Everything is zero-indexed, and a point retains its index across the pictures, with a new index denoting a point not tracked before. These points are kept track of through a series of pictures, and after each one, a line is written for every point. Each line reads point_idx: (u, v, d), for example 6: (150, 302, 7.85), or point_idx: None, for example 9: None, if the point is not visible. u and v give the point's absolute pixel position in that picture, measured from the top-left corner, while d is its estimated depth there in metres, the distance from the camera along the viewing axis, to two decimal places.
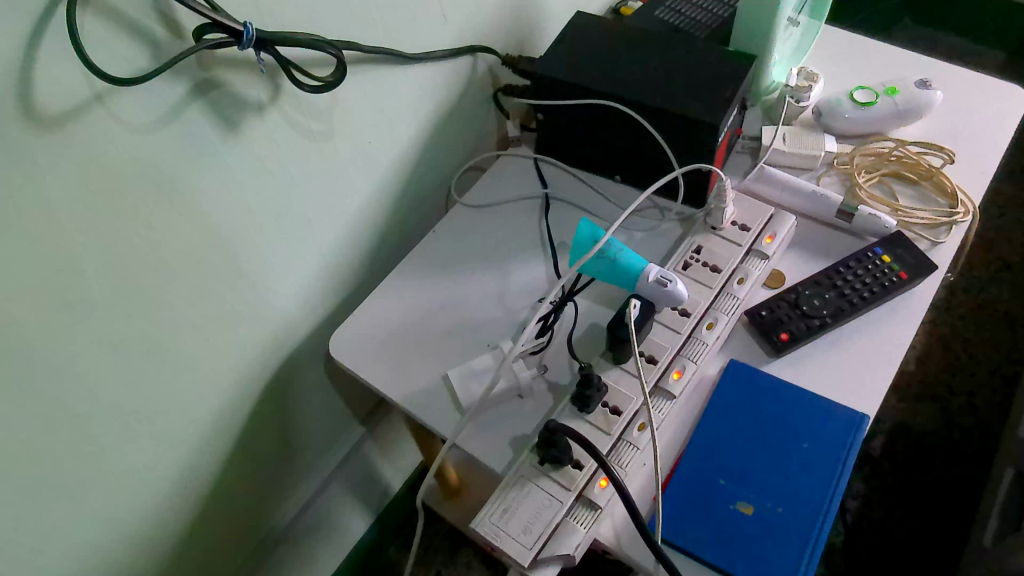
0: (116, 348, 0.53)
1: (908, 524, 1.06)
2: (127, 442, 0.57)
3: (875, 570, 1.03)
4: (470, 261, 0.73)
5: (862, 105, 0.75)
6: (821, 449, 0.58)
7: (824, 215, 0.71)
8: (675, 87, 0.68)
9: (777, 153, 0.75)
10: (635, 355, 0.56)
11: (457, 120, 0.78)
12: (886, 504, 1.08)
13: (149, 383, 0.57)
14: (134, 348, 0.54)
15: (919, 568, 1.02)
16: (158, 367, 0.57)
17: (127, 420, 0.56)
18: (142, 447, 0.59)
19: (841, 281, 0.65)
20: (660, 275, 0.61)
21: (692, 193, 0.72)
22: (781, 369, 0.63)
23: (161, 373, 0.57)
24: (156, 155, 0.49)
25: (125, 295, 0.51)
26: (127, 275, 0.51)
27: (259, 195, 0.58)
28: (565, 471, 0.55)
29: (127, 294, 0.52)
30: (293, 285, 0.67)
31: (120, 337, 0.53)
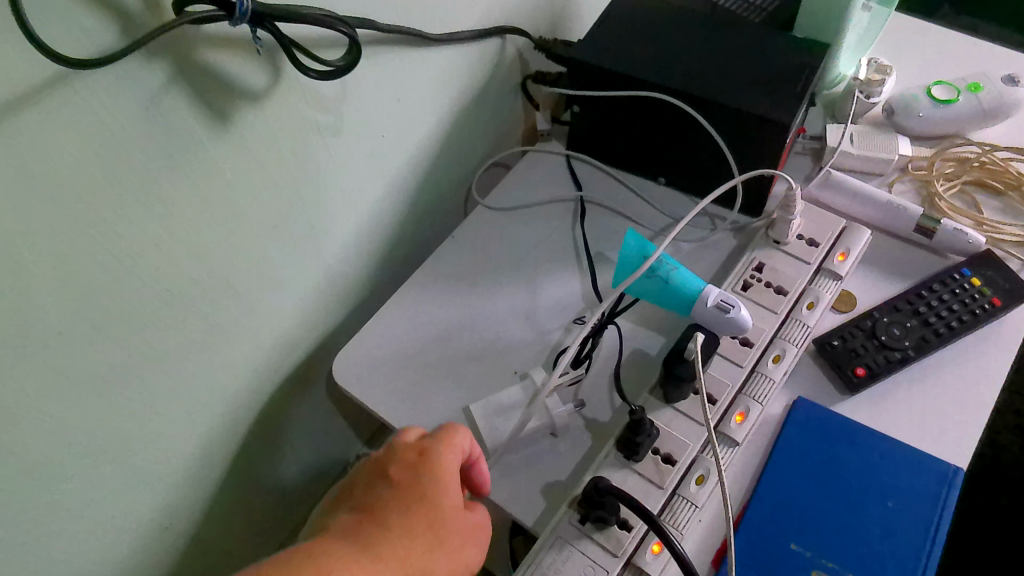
0: (84, 383, 0.44)
1: None
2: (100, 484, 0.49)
3: None
4: (493, 272, 0.64)
5: (941, 103, 0.66)
6: (909, 509, 0.49)
7: (899, 229, 0.62)
8: (737, 78, 0.59)
9: (844, 155, 0.66)
10: (698, 397, 0.47)
11: (481, 110, 0.69)
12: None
13: (124, 418, 0.48)
14: (105, 380, 0.45)
15: None
16: (135, 398, 0.48)
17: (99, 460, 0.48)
18: (117, 490, 0.51)
19: (925, 306, 0.57)
20: (720, 300, 0.52)
21: (749, 200, 0.63)
22: (857, 409, 0.54)
23: (138, 406, 0.49)
24: (129, 153, 0.40)
25: (94, 321, 0.43)
26: (96, 296, 0.42)
27: (255, 197, 0.50)
28: (611, 533, 0.47)
29: (97, 320, 0.43)
30: (293, 299, 0.59)
31: (89, 369, 0.44)
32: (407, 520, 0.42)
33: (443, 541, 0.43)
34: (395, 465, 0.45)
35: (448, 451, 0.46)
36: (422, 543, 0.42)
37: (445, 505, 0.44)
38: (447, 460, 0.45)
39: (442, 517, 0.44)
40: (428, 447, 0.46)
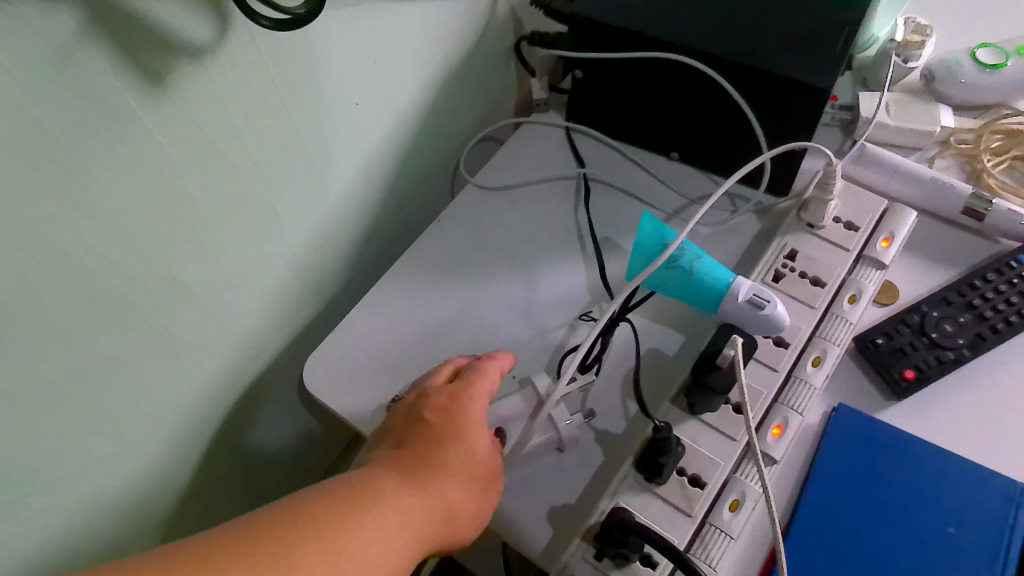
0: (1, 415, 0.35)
1: None
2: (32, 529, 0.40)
3: None
4: (487, 261, 0.56)
5: (988, 68, 0.59)
6: (973, 535, 0.43)
7: (943, 210, 0.55)
8: (769, 38, 0.51)
9: (879, 128, 0.59)
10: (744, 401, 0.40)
11: (470, 75, 0.61)
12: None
13: (53, 450, 0.39)
14: (27, 408, 0.36)
15: None
16: (67, 425, 0.40)
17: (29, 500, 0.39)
18: (53, 534, 0.42)
19: (979, 298, 0.50)
20: (754, 294, 0.45)
21: (777, 178, 0.55)
22: (905, 418, 0.48)
23: (71, 434, 0.40)
24: (39, 122, 0.30)
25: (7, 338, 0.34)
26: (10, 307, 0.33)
27: (206, 177, 0.41)
28: (632, 571, 0.40)
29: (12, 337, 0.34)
30: (256, 296, 0.50)
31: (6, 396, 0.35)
32: (456, 452, 0.38)
33: (485, 474, 0.39)
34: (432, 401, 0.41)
35: (484, 386, 0.42)
36: (470, 477, 0.38)
37: (487, 438, 0.40)
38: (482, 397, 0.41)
39: (484, 453, 0.39)
40: (463, 382, 0.42)
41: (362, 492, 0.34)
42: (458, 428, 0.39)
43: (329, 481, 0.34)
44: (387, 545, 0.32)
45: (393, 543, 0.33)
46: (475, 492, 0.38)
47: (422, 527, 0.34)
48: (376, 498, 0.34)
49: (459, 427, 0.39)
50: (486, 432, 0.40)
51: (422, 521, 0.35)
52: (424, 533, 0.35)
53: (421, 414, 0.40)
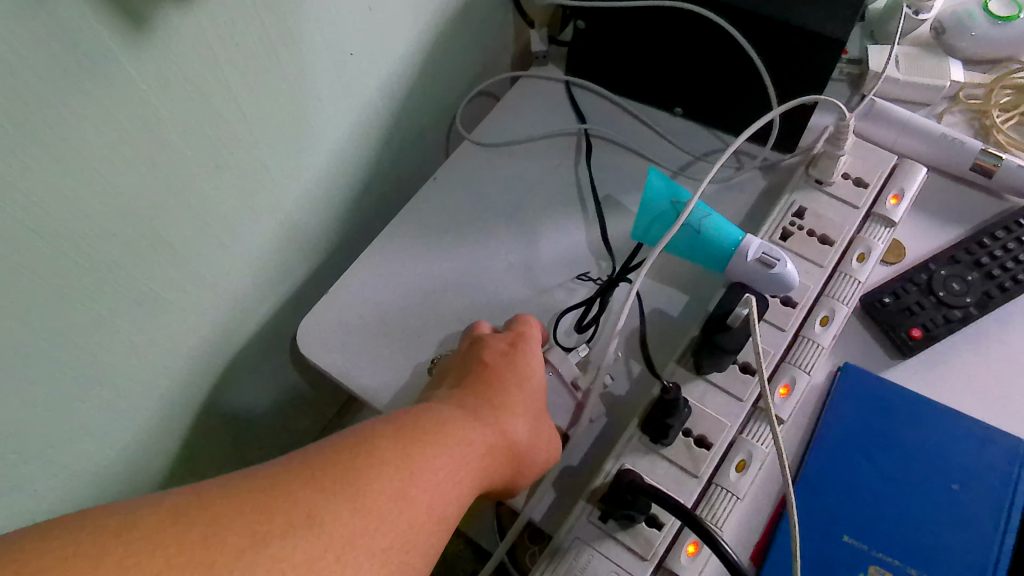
0: None
1: None
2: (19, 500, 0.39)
3: None
4: (485, 219, 0.55)
5: (1003, 20, 0.57)
6: (978, 492, 0.43)
7: (952, 167, 0.54)
8: None
9: (888, 82, 0.57)
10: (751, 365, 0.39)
11: (468, 26, 0.58)
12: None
13: (39, 415, 0.38)
14: (10, 375, 0.35)
15: None
16: (53, 389, 0.38)
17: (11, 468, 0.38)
18: (38, 499, 0.41)
19: (987, 257, 0.49)
20: (764, 252, 0.44)
21: (785, 133, 0.54)
22: (910, 377, 0.47)
23: (56, 396, 0.39)
24: (13, 69, 0.28)
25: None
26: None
27: (194, 128, 0.39)
28: (638, 532, 0.39)
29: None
30: (246, 255, 0.49)
31: None
32: (518, 396, 0.39)
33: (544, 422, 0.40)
34: (487, 350, 0.42)
35: (535, 342, 0.43)
36: (533, 417, 0.39)
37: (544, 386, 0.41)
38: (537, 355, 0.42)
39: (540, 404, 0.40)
40: (516, 336, 0.43)
41: (434, 421, 0.33)
42: (516, 373, 0.40)
43: (401, 410, 0.34)
44: (461, 470, 0.32)
45: (460, 466, 0.32)
46: (539, 433, 0.39)
47: (490, 460, 0.34)
48: (449, 426, 0.33)
49: (518, 373, 0.40)
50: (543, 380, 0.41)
51: (490, 453, 0.34)
52: (488, 463, 0.34)
53: (479, 364, 0.41)
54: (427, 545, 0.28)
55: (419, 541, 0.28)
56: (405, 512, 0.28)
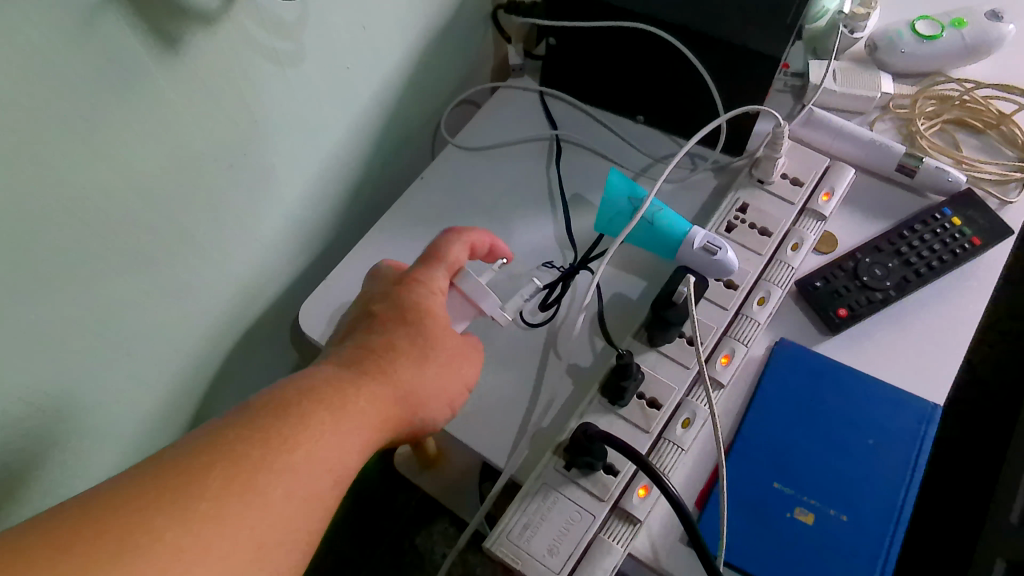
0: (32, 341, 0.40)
1: None
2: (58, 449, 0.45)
3: None
4: (467, 215, 0.61)
5: (926, 39, 0.64)
6: (890, 445, 0.49)
7: (880, 168, 0.61)
8: (724, 9, 0.56)
9: (826, 93, 0.64)
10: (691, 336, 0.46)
11: (451, 41, 0.65)
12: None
13: (78, 376, 0.44)
14: (54, 338, 0.41)
15: None
16: (88, 354, 0.44)
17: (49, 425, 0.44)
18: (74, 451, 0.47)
19: (906, 247, 0.56)
20: (707, 241, 0.51)
21: (732, 139, 0.61)
22: (837, 349, 0.54)
23: (91, 361, 0.45)
24: (68, 76, 0.35)
25: (42, 271, 0.38)
26: (43, 247, 0.38)
27: (212, 132, 0.45)
28: (596, 478, 0.46)
29: (47, 272, 0.39)
30: (255, 245, 0.55)
31: (40, 323, 0.40)
32: (405, 353, 0.40)
33: (441, 366, 0.41)
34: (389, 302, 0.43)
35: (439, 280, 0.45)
36: (423, 368, 0.40)
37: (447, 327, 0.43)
38: (440, 276, 0.45)
39: (444, 331, 0.42)
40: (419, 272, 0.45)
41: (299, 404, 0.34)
42: (409, 322, 0.41)
43: (269, 392, 0.35)
44: (329, 453, 0.33)
45: (328, 450, 0.33)
46: (431, 382, 0.40)
47: (365, 429, 0.36)
48: (317, 405, 0.35)
49: (411, 324, 0.42)
50: (442, 322, 0.43)
51: (365, 423, 0.36)
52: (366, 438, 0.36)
53: (372, 316, 0.42)
54: (293, 533, 0.31)
55: (287, 537, 0.30)
56: (260, 515, 0.30)
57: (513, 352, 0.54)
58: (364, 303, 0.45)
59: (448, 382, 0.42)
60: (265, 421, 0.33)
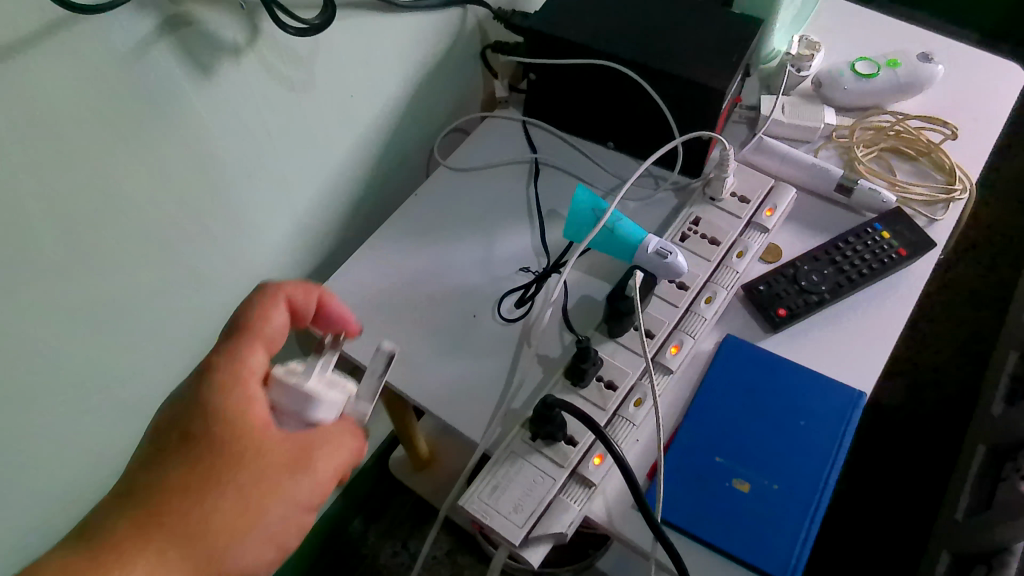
0: (74, 313, 0.48)
1: None
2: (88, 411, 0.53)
3: None
4: (455, 226, 0.69)
5: (864, 77, 0.73)
6: (819, 426, 0.56)
7: (822, 189, 0.69)
8: (679, 49, 0.64)
9: (776, 124, 0.72)
10: (638, 325, 0.53)
11: (444, 76, 0.73)
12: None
13: (109, 348, 0.52)
14: (93, 314, 0.49)
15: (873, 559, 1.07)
16: (119, 331, 0.52)
17: (82, 393, 0.52)
18: (101, 416, 0.55)
19: (840, 256, 0.64)
20: (660, 246, 0.58)
21: (690, 162, 0.69)
22: (777, 344, 0.61)
23: (121, 337, 0.53)
24: (121, 96, 0.44)
25: (87, 254, 0.47)
26: (89, 233, 0.46)
27: (233, 145, 0.54)
28: (558, 447, 0.53)
29: (90, 254, 0.47)
30: (267, 248, 0.63)
31: (83, 298, 0.48)
32: (247, 464, 0.38)
33: (278, 475, 0.39)
34: (218, 407, 0.39)
35: (253, 367, 0.41)
36: (264, 479, 0.39)
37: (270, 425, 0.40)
38: (257, 359, 0.41)
39: (267, 433, 0.39)
40: (232, 352, 0.41)
41: (115, 543, 0.35)
42: (239, 432, 0.39)
43: (94, 520, 0.36)
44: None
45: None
46: (270, 495, 0.39)
47: (187, 554, 0.36)
48: (131, 541, 0.35)
49: (237, 441, 0.38)
50: (264, 415, 0.40)
51: (186, 550, 0.36)
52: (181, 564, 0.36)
53: (188, 426, 0.39)
54: None
55: None
56: None
57: (491, 345, 0.61)
58: (181, 403, 0.40)
59: (310, 467, 0.40)
60: (70, 563, 0.34)
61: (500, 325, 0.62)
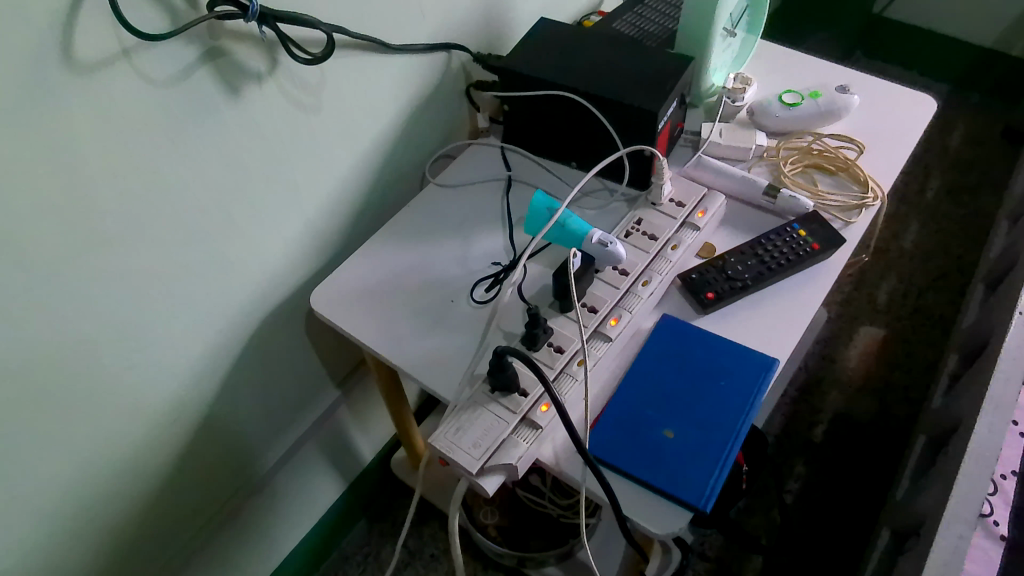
0: (118, 275, 0.61)
1: (837, 516, 1.17)
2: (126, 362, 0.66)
3: (809, 556, 1.13)
4: (439, 231, 0.82)
5: (789, 106, 0.85)
6: (737, 385, 0.66)
7: (751, 197, 0.80)
8: (623, 81, 0.77)
9: (714, 146, 0.85)
10: (575, 296, 0.65)
11: (433, 109, 0.87)
12: (809, 484, 1.21)
13: (146, 311, 0.66)
14: (133, 277, 0.63)
15: (843, 560, 1.13)
16: (154, 298, 0.66)
17: (123, 347, 0.65)
18: (138, 372, 0.68)
19: (762, 250, 0.75)
20: (602, 237, 0.71)
21: (637, 176, 0.81)
22: (707, 323, 0.72)
23: (156, 302, 0.66)
24: (170, 107, 0.58)
25: (132, 227, 0.60)
26: (136, 210, 0.60)
27: (255, 154, 0.67)
28: (512, 397, 0.64)
29: (135, 228, 0.61)
30: (281, 244, 0.76)
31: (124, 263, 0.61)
32: None
33: None
34: None
35: None
36: None
37: None
38: None
39: None
40: None
41: None
42: None
43: None
44: None
45: None
46: None
47: None
48: None
49: None
50: None
51: None
52: None
53: None
54: None
55: None
56: None
57: (464, 323, 0.73)
58: None
59: None
60: None
61: (472, 307, 0.74)
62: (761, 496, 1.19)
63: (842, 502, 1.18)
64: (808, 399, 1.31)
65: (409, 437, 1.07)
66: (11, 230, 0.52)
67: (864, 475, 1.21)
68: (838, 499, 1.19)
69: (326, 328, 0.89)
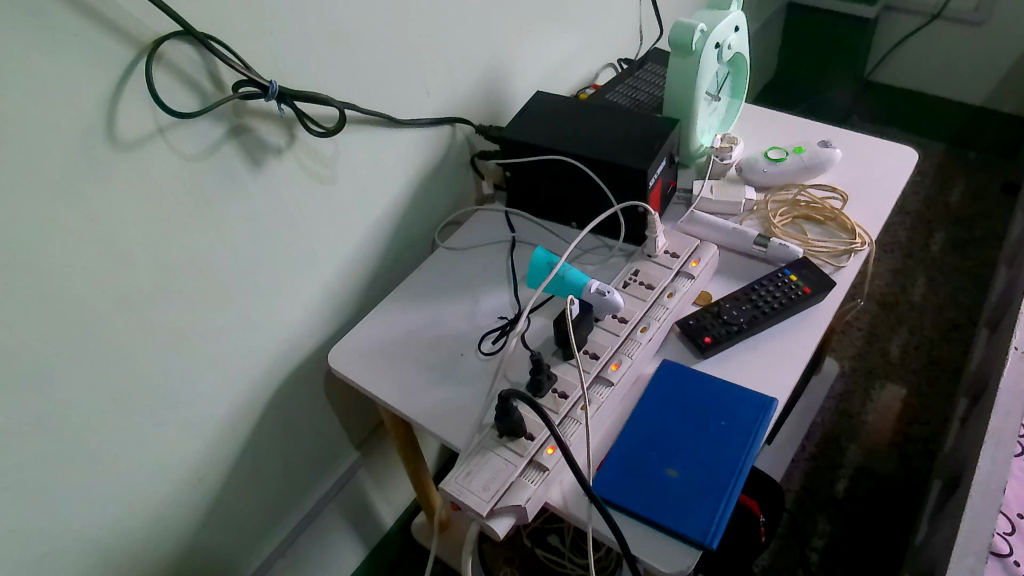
0: (150, 338, 0.66)
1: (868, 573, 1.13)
2: (151, 422, 0.69)
3: None
4: (449, 290, 0.86)
5: (775, 161, 0.91)
6: (738, 424, 0.68)
7: (742, 247, 0.84)
8: (613, 144, 0.83)
9: (706, 202, 0.90)
10: (575, 342, 0.68)
11: (441, 178, 0.94)
12: (835, 540, 1.18)
13: (173, 373, 0.69)
14: (163, 341, 0.67)
15: None
16: (182, 360, 0.70)
17: (154, 407, 0.69)
18: (166, 431, 0.71)
19: (755, 295, 0.78)
20: (599, 287, 0.75)
21: (632, 231, 0.86)
22: (706, 366, 0.74)
23: (182, 364, 0.70)
24: (199, 178, 0.64)
25: (162, 293, 0.65)
26: (166, 276, 0.65)
27: (276, 221, 0.73)
28: (519, 441, 0.66)
29: (165, 293, 0.65)
30: (300, 307, 0.80)
31: (154, 327, 0.66)
32: None
33: None
34: None
35: None
36: None
37: None
38: None
39: None
40: None
41: None
42: None
43: None
44: None
45: None
46: None
47: None
48: None
49: None
50: None
51: None
52: None
53: None
54: None
55: None
56: None
57: (473, 375, 0.76)
58: None
59: None
60: None
61: (481, 359, 0.77)
62: (786, 554, 1.17)
63: (870, 558, 1.15)
64: (828, 453, 1.29)
65: (429, 506, 1.07)
66: (56, 294, 0.57)
67: (890, 528, 1.18)
68: (865, 555, 1.15)
69: (345, 388, 0.92)
